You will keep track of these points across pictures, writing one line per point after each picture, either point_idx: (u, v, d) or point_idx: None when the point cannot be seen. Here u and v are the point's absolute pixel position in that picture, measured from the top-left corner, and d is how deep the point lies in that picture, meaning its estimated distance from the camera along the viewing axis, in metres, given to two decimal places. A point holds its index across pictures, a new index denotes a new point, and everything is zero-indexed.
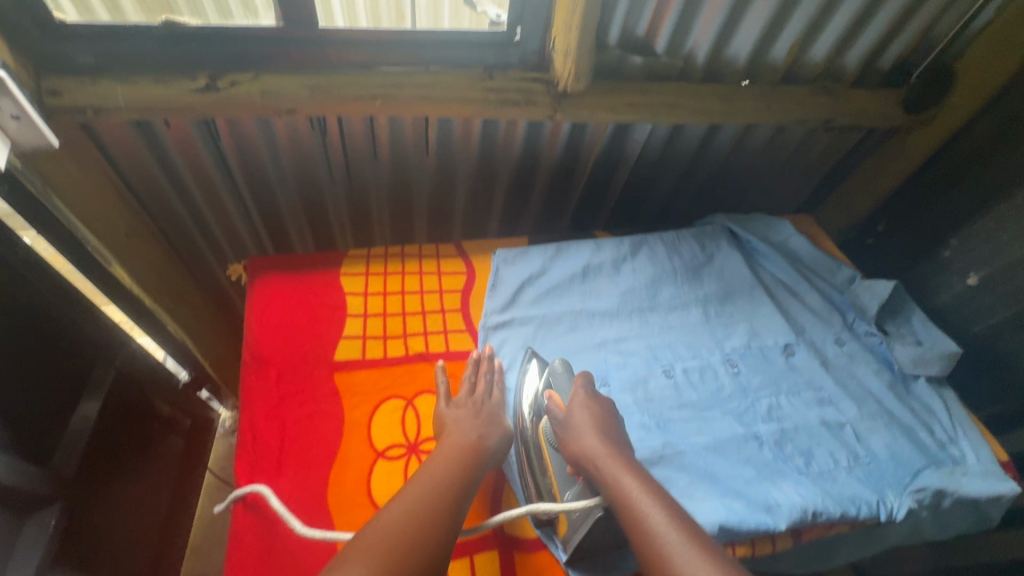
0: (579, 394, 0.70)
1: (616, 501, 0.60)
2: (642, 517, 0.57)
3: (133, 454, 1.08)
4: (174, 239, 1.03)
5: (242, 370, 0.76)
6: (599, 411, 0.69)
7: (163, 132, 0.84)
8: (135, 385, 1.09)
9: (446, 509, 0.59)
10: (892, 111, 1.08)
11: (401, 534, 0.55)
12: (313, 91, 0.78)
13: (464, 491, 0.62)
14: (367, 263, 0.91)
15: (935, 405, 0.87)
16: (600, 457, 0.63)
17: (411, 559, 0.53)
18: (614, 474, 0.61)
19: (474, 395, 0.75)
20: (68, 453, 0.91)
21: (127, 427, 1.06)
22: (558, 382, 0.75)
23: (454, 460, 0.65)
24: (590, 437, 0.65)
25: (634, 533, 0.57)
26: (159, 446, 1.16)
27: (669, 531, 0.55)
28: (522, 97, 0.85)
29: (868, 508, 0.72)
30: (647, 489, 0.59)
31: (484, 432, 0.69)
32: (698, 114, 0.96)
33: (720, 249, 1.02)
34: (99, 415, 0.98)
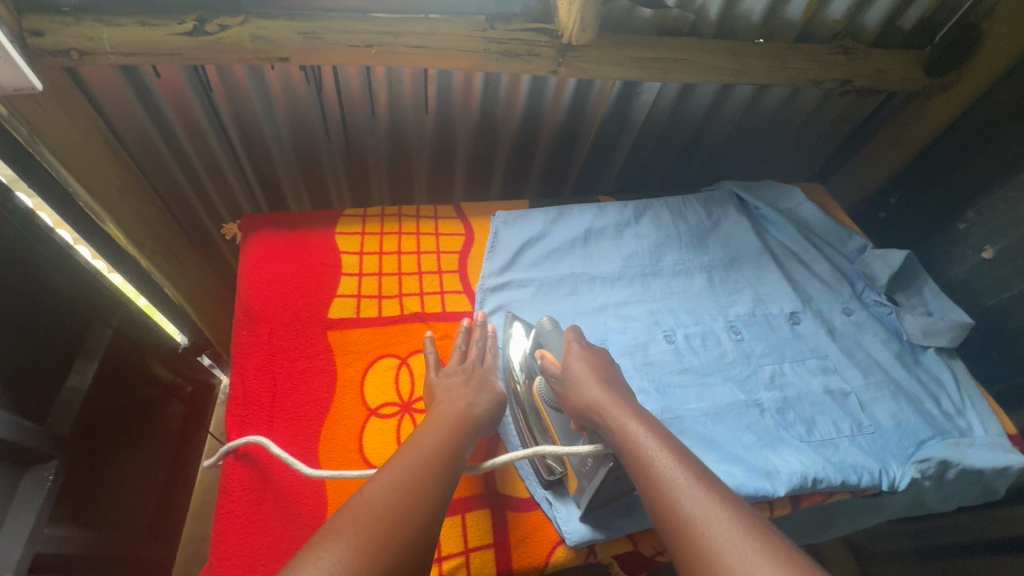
0: (575, 348, 0.70)
1: (621, 445, 0.60)
2: (647, 458, 0.57)
3: (129, 414, 1.07)
4: (167, 194, 1.01)
5: (235, 326, 0.75)
6: (598, 363, 0.69)
7: (151, 79, 0.82)
8: (133, 347, 1.08)
9: (447, 465, 0.57)
10: (911, 74, 1.04)
11: (395, 492, 0.52)
12: (307, 37, 0.75)
13: (460, 452, 0.60)
14: (363, 222, 0.88)
15: (943, 376, 0.85)
16: (602, 406, 0.63)
17: (412, 516, 0.51)
18: (615, 420, 0.62)
19: (465, 363, 0.72)
20: (64, 414, 0.89)
21: (126, 389, 1.05)
22: (548, 339, 0.74)
23: (445, 427, 0.61)
24: (591, 386, 0.65)
25: (639, 474, 0.57)
26: (159, 410, 1.16)
27: (674, 470, 0.56)
28: (525, 49, 0.82)
29: (870, 477, 0.71)
30: (652, 434, 0.59)
31: (472, 400, 0.66)
32: (709, 71, 0.92)
33: (727, 215, 0.99)
34: (95, 374, 0.97)
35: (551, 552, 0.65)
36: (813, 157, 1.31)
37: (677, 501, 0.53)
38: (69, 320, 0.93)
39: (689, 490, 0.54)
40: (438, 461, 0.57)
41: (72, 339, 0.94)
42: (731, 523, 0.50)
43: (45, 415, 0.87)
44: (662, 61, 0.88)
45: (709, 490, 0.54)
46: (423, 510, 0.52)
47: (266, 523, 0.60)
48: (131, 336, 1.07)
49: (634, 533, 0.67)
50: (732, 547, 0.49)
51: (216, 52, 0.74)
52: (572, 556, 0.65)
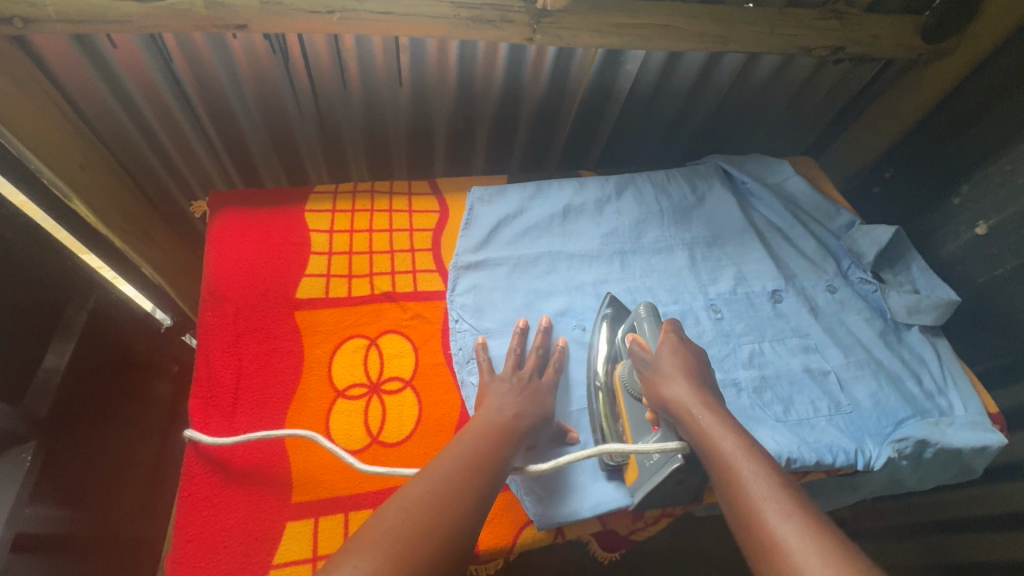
0: (671, 338, 0.65)
1: (710, 455, 0.56)
2: (739, 476, 0.53)
3: (115, 391, 1.06)
4: (134, 170, 0.98)
5: (200, 306, 0.73)
6: (692, 359, 0.63)
7: (106, 48, 0.78)
8: (119, 328, 1.07)
9: (487, 472, 0.56)
10: (909, 41, 0.99)
11: (435, 502, 0.51)
12: (264, 3, 0.71)
13: (501, 462, 0.57)
14: (334, 200, 0.86)
15: (926, 354, 0.83)
16: (695, 408, 0.58)
17: (449, 529, 0.50)
18: (711, 428, 0.57)
19: (519, 370, 0.70)
20: (42, 394, 0.89)
21: (106, 370, 1.04)
22: (644, 328, 0.69)
23: (486, 433, 0.60)
24: (681, 385, 0.60)
25: (729, 492, 0.53)
26: (146, 391, 1.16)
27: (771, 496, 0.51)
28: (497, 14, 0.78)
29: (846, 457, 0.70)
30: (748, 450, 0.55)
31: (518, 410, 0.63)
32: (693, 38, 0.87)
33: (712, 189, 0.96)
34: (76, 350, 0.96)
35: (518, 535, 0.64)
36: (806, 131, 1.27)
37: (769, 532, 0.49)
38: (40, 298, 0.91)
39: (788, 522, 0.49)
40: (479, 468, 0.55)
41: (48, 321, 0.93)
42: (832, 566, 0.45)
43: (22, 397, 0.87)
44: (644, 28, 0.84)
45: (810, 525, 0.49)
46: (459, 521, 0.51)
47: (228, 507, 0.60)
48: (113, 314, 1.06)
49: (605, 516, 0.67)
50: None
51: (170, 18, 0.70)
52: (541, 537, 0.65)
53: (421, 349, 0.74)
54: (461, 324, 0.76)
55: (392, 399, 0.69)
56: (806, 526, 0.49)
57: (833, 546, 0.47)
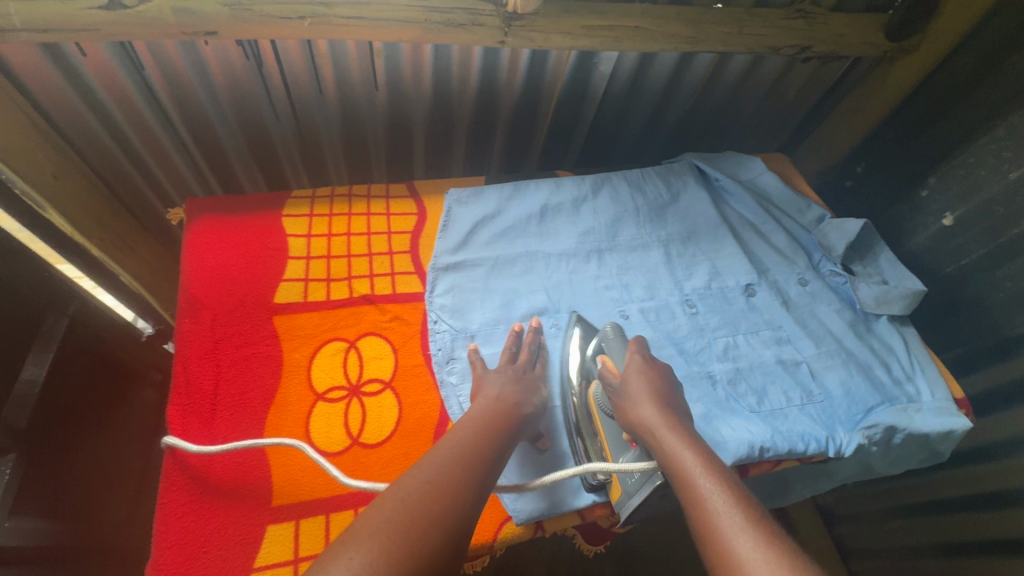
0: (636, 360, 0.68)
1: (677, 477, 0.58)
2: (702, 496, 0.55)
3: (97, 397, 1.06)
4: (110, 178, 0.97)
5: (177, 313, 0.73)
6: (660, 380, 0.67)
7: (75, 56, 0.77)
8: (97, 336, 1.06)
9: (484, 459, 0.57)
10: (874, 39, 1.02)
11: (431, 492, 0.51)
12: (234, 10, 0.70)
13: (498, 450, 0.59)
14: (312, 204, 0.86)
15: (895, 343, 0.86)
16: (658, 428, 0.62)
17: (448, 518, 0.51)
18: (673, 446, 0.60)
19: (516, 363, 0.72)
20: (22, 405, 0.88)
21: (87, 381, 1.03)
22: (612, 347, 0.73)
23: (481, 422, 0.61)
24: (647, 408, 0.63)
25: (691, 508, 0.55)
26: (132, 398, 1.16)
27: (727, 508, 0.53)
28: (469, 18, 0.78)
29: (817, 445, 0.73)
30: (710, 469, 0.57)
31: (518, 399, 0.66)
32: (664, 39, 0.89)
33: (687, 187, 0.98)
34: (58, 353, 0.97)
35: (499, 530, 0.65)
36: (779, 129, 1.30)
37: (726, 544, 0.51)
38: (19, 306, 0.90)
39: (745, 536, 0.51)
40: (475, 460, 0.57)
41: (27, 332, 0.92)
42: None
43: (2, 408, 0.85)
44: (614, 29, 0.85)
45: (766, 538, 0.50)
46: (457, 512, 0.52)
47: (211, 511, 0.60)
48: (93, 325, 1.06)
49: (581, 509, 0.68)
50: None
51: (138, 26, 0.69)
52: (521, 531, 0.66)
53: (402, 350, 0.75)
54: (440, 325, 0.77)
55: (372, 400, 0.70)
56: (760, 537, 0.50)
57: (793, 564, 0.48)
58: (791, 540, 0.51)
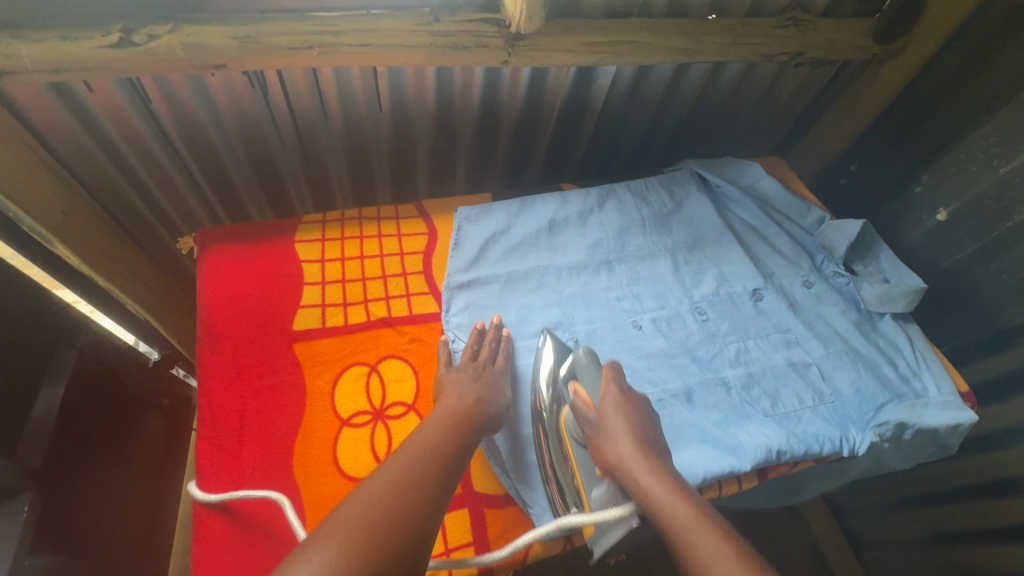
0: (612, 392, 0.68)
1: (663, 521, 0.57)
2: (691, 541, 0.54)
3: (99, 428, 1.04)
4: (116, 210, 0.97)
5: (196, 346, 0.73)
6: (634, 412, 0.67)
7: (83, 93, 0.77)
8: (103, 366, 1.06)
9: (447, 457, 0.61)
10: (864, 43, 1.04)
11: (389, 496, 0.54)
12: (242, 42, 0.70)
13: (464, 443, 0.64)
14: (323, 229, 0.86)
15: (899, 340, 0.88)
16: (637, 468, 0.61)
17: (407, 518, 0.53)
18: (655, 488, 0.59)
19: (475, 361, 0.75)
20: (34, 442, 0.90)
21: (98, 414, 1.04)
22: (585, 375, 0.73)
23: (445, 423, 0.65)
24: (627, 446, 0.63)
25: (682, 556, 0.55)
26: (138, 432, 1.14)
27: (719, 553, 0.53)
28: (472, 40, 0.79)
29: (831, 444, 0.75)
30: (694, 510, 0.57)
31: (478, 397, 0.69)
32: (662, 52, 0.90)
33: (689, 195, 1.00)
34: (68, 390, 0.97)
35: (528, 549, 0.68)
36: (772, 132, 1.33)
37: None
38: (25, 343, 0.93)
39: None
40: (441, 458, 0.60)
41: (28, 370, 0.93)
42: None
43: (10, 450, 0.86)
44: (614, 44, 0.87)
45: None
46: (423, 506, 0.55)
47: (241, 541, 0.61)
48: (101, 357, 1.05)
49: None
50: None
51: (147, 62, 0.69)
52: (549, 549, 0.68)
53: (422, 371, 0.76)
54: (457, 344, 0.78)
55: (396, 424, 0.71)
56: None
57: None
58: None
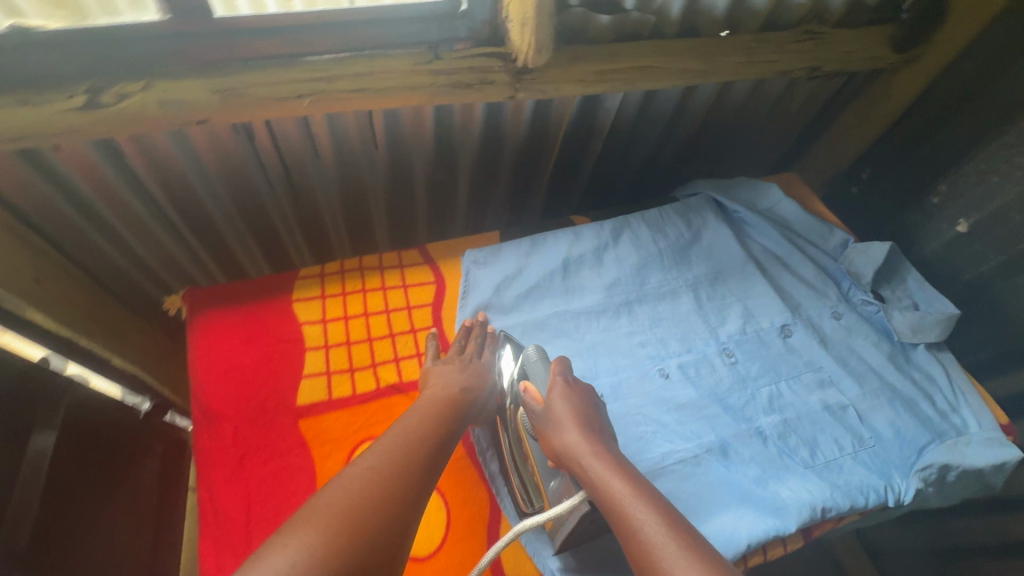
0: (558, 383, 0.65)
1: (607, 507, 0.54)
2: (634, 524, 0.52)
3: (88, 487, 0.95)
4: (96, 267, 0.90)
5: (193, 431, 0.68)
6: (580, 401, 0.64)
7: (50, 155, 0.70)
8: (88, 424, 0.99)
9: (431, 441, 0.59)
10: (881, 53, 0.98)
11: (375, 477, 0.51)
12: (224, 96, 0.64)
13: (449, 431, 0.62)
14: (322, 284, 0.81)
15: (935, 372, 0.84)
16: (583, 455, 0.58)
17: (397, 493, 0.51)
18: (600, 474, 0.57)
19: (463, 355, 0.75)
20: (17, 522, 0.79)
21: (84, 458, 0.96)
22: (535, 370, 0.68)
23: (430, 405, 0.65)
24: (571, 434, 0.60)
25: (627, 540, 0.52)
26: (133, 472, 1.06)
27: (663, 535, 0.50)
28: (477, 76, 0.73)
29: (876, 495, 0.71)
30: (640, 494, 0.54)
31: (464, 385, 0.69)
32: (675, 75, 0.84)
33: (707, 223, 0.95)
34: (58, 439, 0.91)
35: None
36: (783, 142, 1.27)
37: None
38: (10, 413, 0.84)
39: (682, 564, 0.48)
40: (430, 441, 0.59)
41: (20, 425, 0.85)
42: None
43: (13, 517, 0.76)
44: (624, 71, 0.80)
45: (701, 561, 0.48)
46: (414, 484, 0.53)
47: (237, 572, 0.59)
48: (86, 419, 0.98)
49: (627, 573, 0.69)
50: None
51: (119, 123, 0.63)
52: None
53: None
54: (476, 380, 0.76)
55: None
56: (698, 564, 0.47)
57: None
58: (725, 557, 0.49)
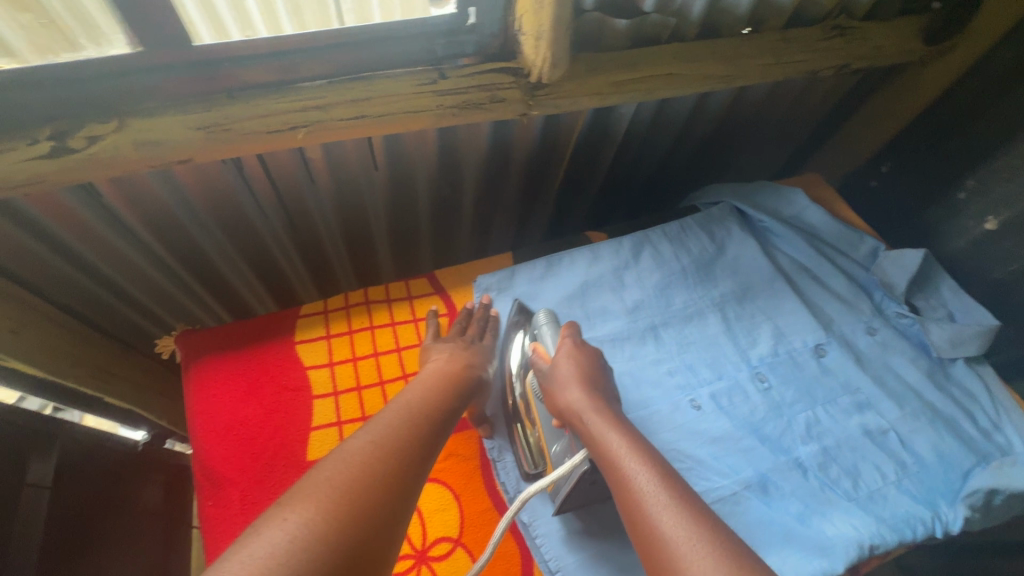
0: (566, 344, 0.66)
1: (604, 460, 0.55)
2: (627, 474, 0.52)
3: (95, 520, 0.88)
4: (81, 307, 0.84)
5: (198, 495, 0.65)
6: (587, 363, 0.64)
7: (19, 201, 0.63)
8: (84, 459, 0.91)
9: (424, 426, 0.56)
10: (912, 45, 0.92)
11: (375, 452, 0.50)
12: (209, 132, 0.58)
13: (448, 409, 0.61)
14: (327, 323, 0.76)
15: (976, 388, 0.80)
16: (585, 410, 0.59)
17: (397, 467, 0.50)
18: (598, 428, 0.57)
19: (464, 336, 0.76)
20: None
21: (86, 494, 0.88)
22: (544, 335, 0.71)
23: (429, 385, 0.63)
24: (575, 391, 0.61)
25: (620, 491, 0.52)
26: (136, 503, 1.00)
27: (655, 487, 0.50)
28: (486, 95, 0.66)
29: (924, 527, 0.66)
30: (636, 449, 0.55)
31: (463, 363, 0.69)
32: (699, 82, 0.78)
33: (731, 236, 0.89)
34: (54, 474, 0.83)
35: None
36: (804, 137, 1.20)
37: (654, 524, 0.48)
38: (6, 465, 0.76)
39: (670, 514, 0.48)
40: (427, 419, 0.58)
41: (13, 469, 0.76)
42: (713, 546, 0.45)
43: (4, 567, 0.70)
44: (646, 80, 0.74)
45: (691, 513, 0.48)
46: (412, 457, 0.52)
47: None
48: (81, 458, 0.90)
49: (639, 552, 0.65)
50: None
51: (92, 168, 0.57)
52: None
53: (465, 495, 0.71)
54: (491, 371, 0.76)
55: (443, 566, 0.65)
56: (686, 515, 0.48)
57: (716, 531, 0.46)
58: (713, 510, 0.49)
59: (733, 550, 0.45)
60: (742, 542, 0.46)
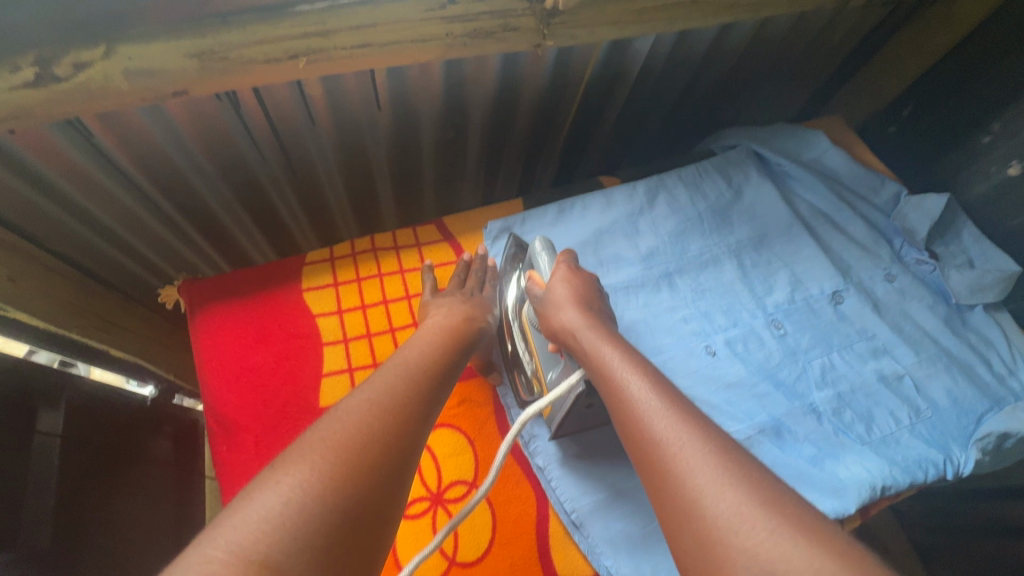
0: (561, 269, 0.63)
1: (597, 375, 0.53)
2: (621, 385, 0.50)
3: (108, 468, 0.88)
4: (77, 255, 0.82)
5: (212, 441, 0.65)
6: (584, 286, 0.62)
7: (6, 139, 0.60)
8: (98, 410, 0.90)
9: (426, 378, 0.55)
10: None
11: (372, 409, 0.48)
12: (204, 61, 0.55)
13: (451, 363, 0.59)
14: (334, 270, 0.74)
15: (993, 335, 0.79)
16: (579, 328, 0.57)
17: (397, 423, 0.48)
18: (591, 342, 0.55)
19: (463, 289, 0.73)
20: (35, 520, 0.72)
21: (100, 444, 0.88)
22: (540, 261, 0.67)
23: (432, 338, 0.61)
24: (569, 311, 0.59)
25: (615, 403, 0.50)
26: (149, 454, 1.00)
27: (650, 397, 0.48)
28: (498, 22, 0.62)
29: (937, 470, 0.66)
30: (630, 361, 0.52)
31: (465, 315, 0.66)
32: (724, 11, 0.73)
33: (749, 180, 0.86)
34: (65, 424, 0.82)
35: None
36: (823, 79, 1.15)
37: (649, 430, 0.46)
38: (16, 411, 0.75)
39: (665, 420, 0.46)
40: (430, 370, 0.56)
41: (23, 417, 0.76)
42: (707, 449, 0.43)
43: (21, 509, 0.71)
44: (668, 9, 0.69)
45: (686, 418, 0.46)
46: (413, 412, 0.50)
47: None
48: (92, 409, 0.89)
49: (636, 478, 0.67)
50: (711, 480, 0.41)
51: (81, 100, 0.54)
52: None
53: (478, 440, 0.71)
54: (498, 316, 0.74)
55: (458, 508, 0.66)
56: (681, 419, 0.46)
57: (709, 433, 0.44)
58: (709, 416, 0.47)
59: (728, 453, 0.43)
60: (740, 447, 0.44)
